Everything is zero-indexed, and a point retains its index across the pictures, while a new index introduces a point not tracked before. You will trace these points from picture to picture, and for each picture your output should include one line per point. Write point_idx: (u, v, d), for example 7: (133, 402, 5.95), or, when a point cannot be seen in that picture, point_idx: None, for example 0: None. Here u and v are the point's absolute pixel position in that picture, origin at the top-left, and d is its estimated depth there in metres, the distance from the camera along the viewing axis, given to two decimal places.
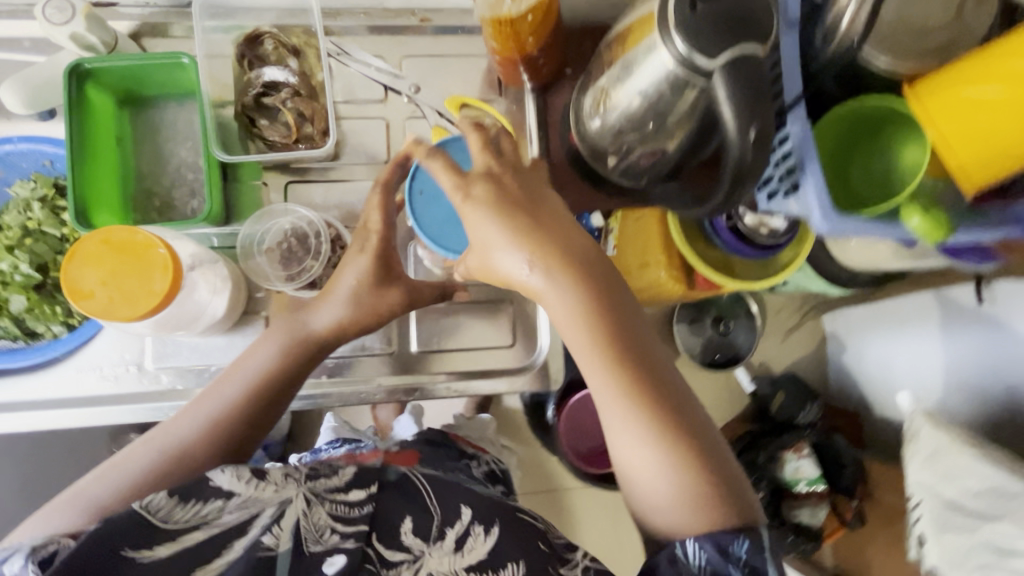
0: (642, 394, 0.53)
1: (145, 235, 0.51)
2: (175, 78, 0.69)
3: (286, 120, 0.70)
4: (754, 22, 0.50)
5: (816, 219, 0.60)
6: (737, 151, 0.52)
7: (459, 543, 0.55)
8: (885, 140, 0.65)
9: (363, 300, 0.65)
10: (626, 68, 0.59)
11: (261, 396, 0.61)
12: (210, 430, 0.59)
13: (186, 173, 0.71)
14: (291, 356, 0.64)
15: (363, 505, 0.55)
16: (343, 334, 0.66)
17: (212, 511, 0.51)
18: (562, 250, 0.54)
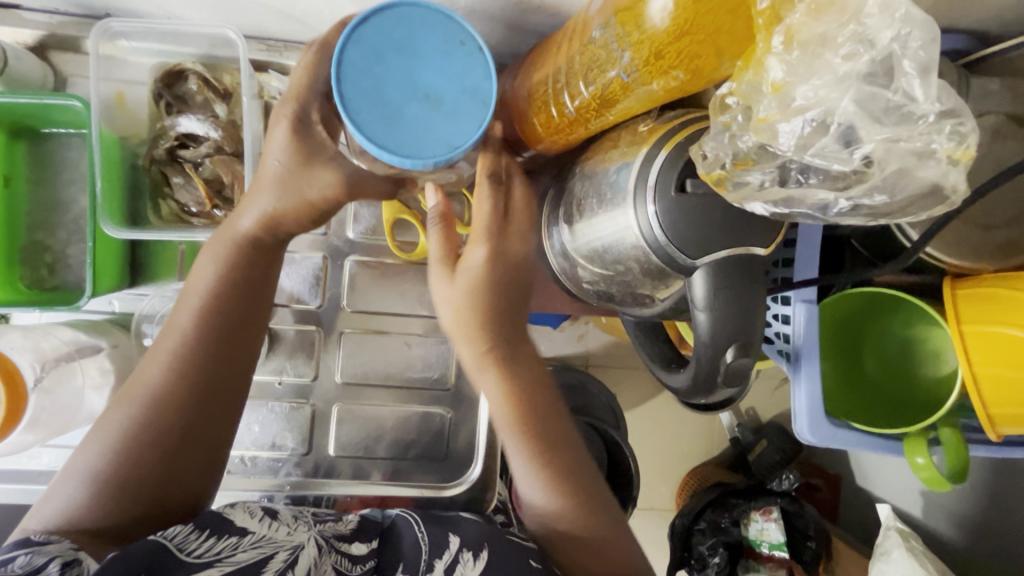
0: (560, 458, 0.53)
1: None
2: (74, 118, 0.58)
3: (199, 182, 0.59)
4: (759, 217, 0.38)
5: (800, 426, 0.49)
6: (707, 368, 0.41)
7: (447, 571, 0.50)
8: (896, 322, 0.55)
9: (315, 184, 0.48)
10: (598, 207, 0.47)
11: (211, 319, 0.48)
12: (174, 370, 0.46)
13: (86, 225, 0.61)
14: (239, 267, 0.49)
15: (365, 560, 0.53)
16: (284, 225, 0.50)
17: (226, 548, 0.45)
18: (506, 339, 0.53)
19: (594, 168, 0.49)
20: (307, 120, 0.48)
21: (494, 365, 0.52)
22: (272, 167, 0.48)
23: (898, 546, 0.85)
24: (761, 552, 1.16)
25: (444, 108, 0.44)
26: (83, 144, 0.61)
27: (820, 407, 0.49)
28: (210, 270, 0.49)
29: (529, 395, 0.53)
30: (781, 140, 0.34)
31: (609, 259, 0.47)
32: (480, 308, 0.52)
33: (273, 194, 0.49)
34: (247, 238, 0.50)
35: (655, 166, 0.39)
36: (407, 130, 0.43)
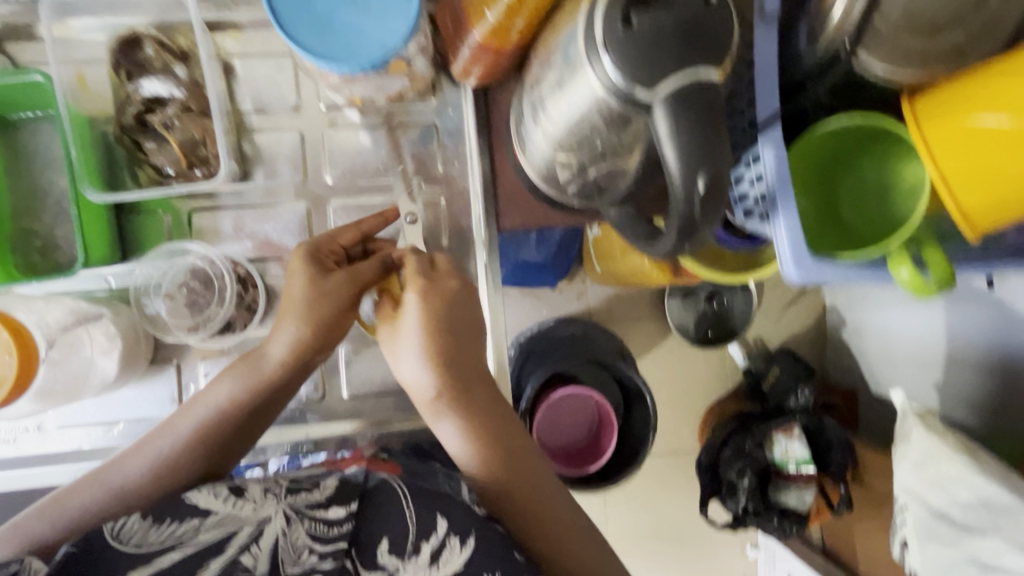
0: (528, 496, 0.55)
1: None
2: (40, 98, 0.59)
3: (172, 142, 0.60)
4: (708, 39, 0.39)
5: (788, 266, 0.50)
6: (684, 207, 0.42)
7: (433, 556, 0.48)
8: (869, 167, 0.56)
9: (314, 313, 0.58)
10: (562, 82, 0.48)
11: (205, 447, 0.56)
12: (156, 470, 0.54)
13: (69, 205, 0.62)
14: (248, 399, 0.58)
15: (342, 523, 0.50)
16: (293, 368, 0.59)
17: (188, 531, 0.48)
18: (462, 389, 0.58)
19: (551, 45, 0.50)
20: (331, 249, 0.61)
21: (449, 406, 0.57)
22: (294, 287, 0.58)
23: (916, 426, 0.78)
24: (790, 472, 1.15)
25: (367, 12, 0.49)
26: (51, 126, 0.62)
27: (803, 243, 0.50)
28: (220, 393, 0.57)
29: (484, 430, 0.56)
30: None
31: (581, 130, 0.49)
32: (435, 356, 0.57)
33: (288, 342, 0.58)
34: (254, 379, 0.58)
35: (600, 13, 0.41)
36: (338, 35, 0.49)
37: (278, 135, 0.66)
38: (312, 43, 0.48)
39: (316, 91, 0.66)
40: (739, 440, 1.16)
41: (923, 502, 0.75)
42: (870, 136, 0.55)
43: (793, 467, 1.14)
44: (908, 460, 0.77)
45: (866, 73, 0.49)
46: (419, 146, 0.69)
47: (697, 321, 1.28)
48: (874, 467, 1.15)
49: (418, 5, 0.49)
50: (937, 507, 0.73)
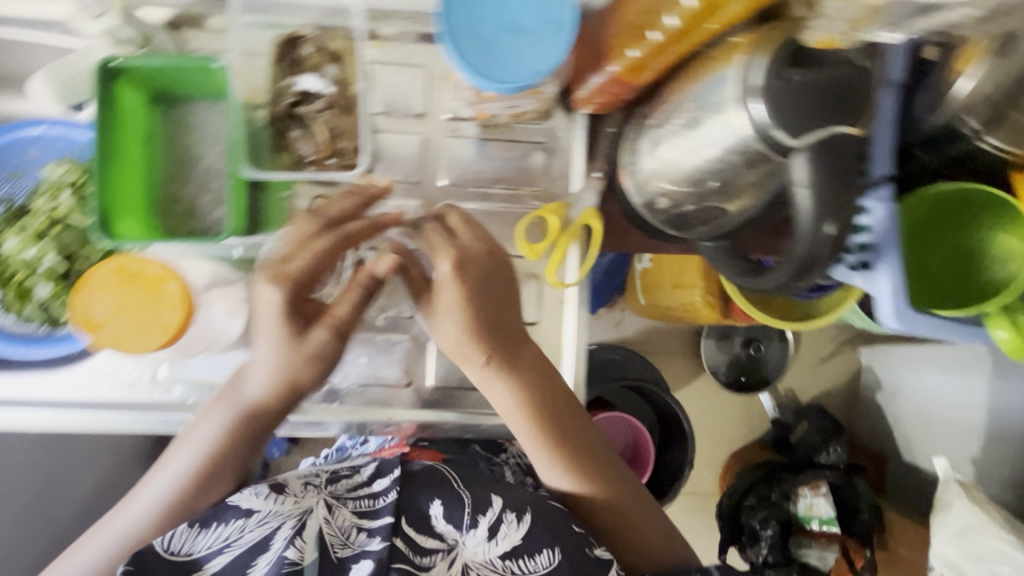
0: (581, 470, 0.68)
1: (157, 269, 0.59)
2: (208, 81, 0.65)
3: (317, 133, 0.66)
4: (855, 98, 0.43)
5: (887, 315, 0.53)
6: (809, 247, 0.45)
7: (491, 530, 0.64)
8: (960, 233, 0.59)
9: (293, 368, 0.60)
10: (694, 122, 0.55)
11: (210, 470, 0.63)
12: (174, 489, 0.62)
13: (213, 179, 0.68)
14: (245, 419, 0.63)
15: (387, 494, 0.66)
16: (282, 396, 0.62)
17: (235, 531, 0.60)
18: (524, 369, 0.66)
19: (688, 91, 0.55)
20: (303, 292, 0.60)
21: (496, 373, 0.65)
22: (278, 350, 0.60)
23: (960, 496, 0.88)
24: (813, 528, 1.18)
25: (525, 40, 0.55)
26: (209, 106, 0.69)
27: (904, 297, 0.53)
28: (208, 432, 0.63)
29: (537, 399, 0.66)
30: None
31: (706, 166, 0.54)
32: (476, 331, 0.63)
33: (271, 370, 0.61)
34: (260, 396, 0.62)
35: (756, 64, 0.45)
36: (498, 57, 0.55)
37: (402, 138, 0.72)
38: (476, 63, 0.55)
39: (444, 103, 0.72)
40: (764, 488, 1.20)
41: None
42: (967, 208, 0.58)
43: (815, 525, 1.18)
44: None
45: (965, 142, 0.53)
46: (526, 162, 0.74)
47: (730, 364, 1.31)
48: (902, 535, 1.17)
49: (572, 38, 0.54)
50: None
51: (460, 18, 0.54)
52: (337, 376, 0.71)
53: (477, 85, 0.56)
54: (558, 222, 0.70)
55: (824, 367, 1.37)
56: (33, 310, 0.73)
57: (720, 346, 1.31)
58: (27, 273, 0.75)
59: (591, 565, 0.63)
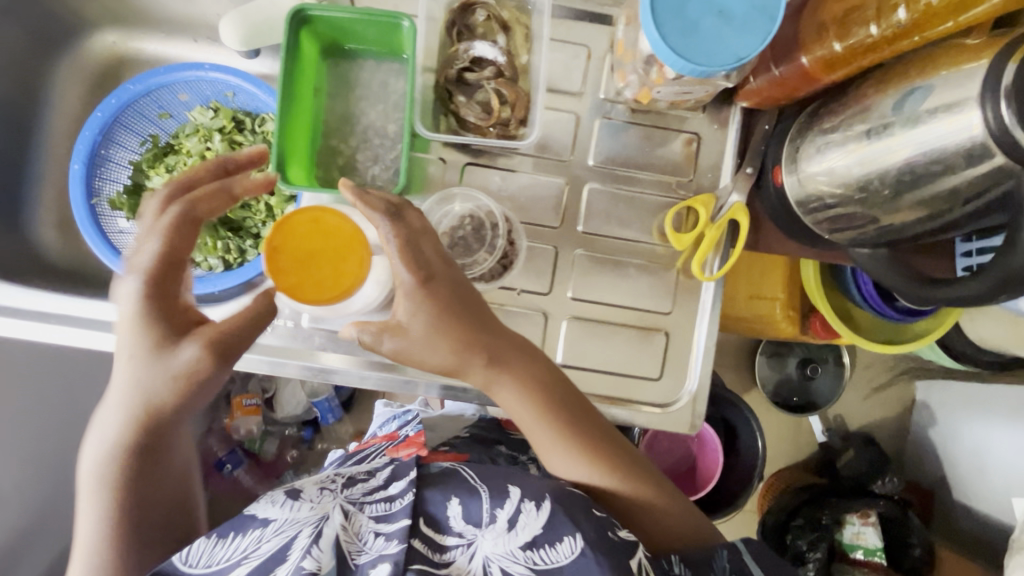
0: (595, 460, 0.64)
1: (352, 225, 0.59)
2: (383, 39, 0.66)
3: (484, 100, 0.67)
4: None
5: None
6: None
7: (512, 522, 0.60)
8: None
9: (154, 386, 0.52)
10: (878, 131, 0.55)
11: (117, 501, 0.55)
12: (102, 529, 0.55)
13: (373, 136, 0.69)
14: (143, 426, 0.54)
15: (402, 496, 0.63)
16: (160, 413, 0.53)
17: (252, 542, 0.57)
18: (497, 351, 0.61)
19: (888, 93, 0.54)
20: (171, 301, 0.52)
21: (488, 363, 0.61)
22: (146, 367, 0.51)
23: None
24: (857, 557, 1.18)
25: (732, 23, 0.54)
26: (374, 64, 0.69)
27: None
28: (112, 421, 0.54)
29: (534, 389, 0.62)
30: None
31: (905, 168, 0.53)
32: (450, 318, 0.58)
33: (134, 387, 0.52)
34: (121, 439, 0.54)
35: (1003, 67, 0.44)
36: (702, 39, 0.54)
37: (556, 113, 0.72)
38: (678, 42, 0.54)
39: (600, 83, 0.72)
40: (816, 511, 1.21)
41: None
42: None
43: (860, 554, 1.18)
44: None
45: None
46: (674, 150, 0.73)
47: (780, 383, 1.31)
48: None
49: (781, 26, 0.53)
50: None
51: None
52: None
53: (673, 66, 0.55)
54: (707, 214, 0.70)
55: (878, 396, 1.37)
56: None
57: (774, 364, 1.30)
58: None
59: (617, 550, 0.58)
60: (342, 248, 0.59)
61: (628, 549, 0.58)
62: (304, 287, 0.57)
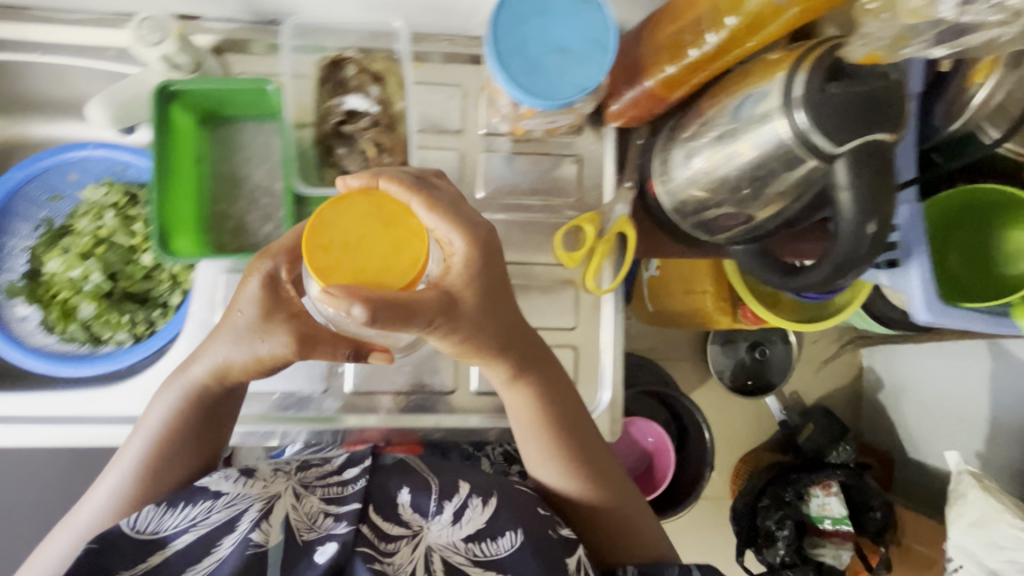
0: (584, 464, 0.67)
1: (419, 223, 0.51)
2: (257, 102, 0.68)
3: (364, 149, 0.69)
4: (893, 106, 0.46)
5: (917, 307, 0.57)
6: (851, 246, 0.49)
7: (457, 515, 0.62)
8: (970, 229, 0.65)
9: (235, 354, 0.56)
10: (724, 137, 0.58)
11: (165, 446, 0.61)
12: (142, 467, 0.60)
13: (262, 196, 0.70)
14: (193, 405, 0.60)
15: (356, 482, 0.62)
16: (225, 377, 0.58)
17: (201, 513, 0.57)
18: (528, 356, 0.61)
19: (721, 105, 0.59)
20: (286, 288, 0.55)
21: (513, 375, 0.61)
22: (241, 333, 0.54)
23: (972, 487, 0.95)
24: (824, 528, 1.22)
25: (571, 58, 0.58)
26: (254, 127, 0.71)
27: (933, 289, 0.56)
28: (197, 366, 0.59)
29: (552, 396, 0.64)
30: (941, 10, 0.44)
31: (745, 170, 0.57)
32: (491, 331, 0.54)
33: (219, 357, 0.57)
34: (195, 379, 0.59)
35: (800, 78, 0.48)
36: (547, 77, 0.58)
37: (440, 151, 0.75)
38: (525, 82, 0.58)
39: (479, 119, 0.75)
40: (779, 487, 1.21)
41: None
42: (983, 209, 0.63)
43: (827, 524, 1.21)
44: None
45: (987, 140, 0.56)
46: (559, 173, 0.77)
47: (735, 369, 1.34)
48: (917, 532, 1.18)
49: (615, 56, 0.58)
50: None
51: (507, 42, 0.57)
52: (384, 384, 0.72)
53: (525, 103, 0.59)
54: (594, 230, 0.73)
55: (829, 368, 1.39)
56: (76, 329, 0.75)
57: (725, 349, 1.33)
58: (70, 293, 0.77)
59: (556, 549, 0.61)
60: (395, 241, 0.50)
61: (565, 548, 0.62)
62: (342, 279, 0.49)
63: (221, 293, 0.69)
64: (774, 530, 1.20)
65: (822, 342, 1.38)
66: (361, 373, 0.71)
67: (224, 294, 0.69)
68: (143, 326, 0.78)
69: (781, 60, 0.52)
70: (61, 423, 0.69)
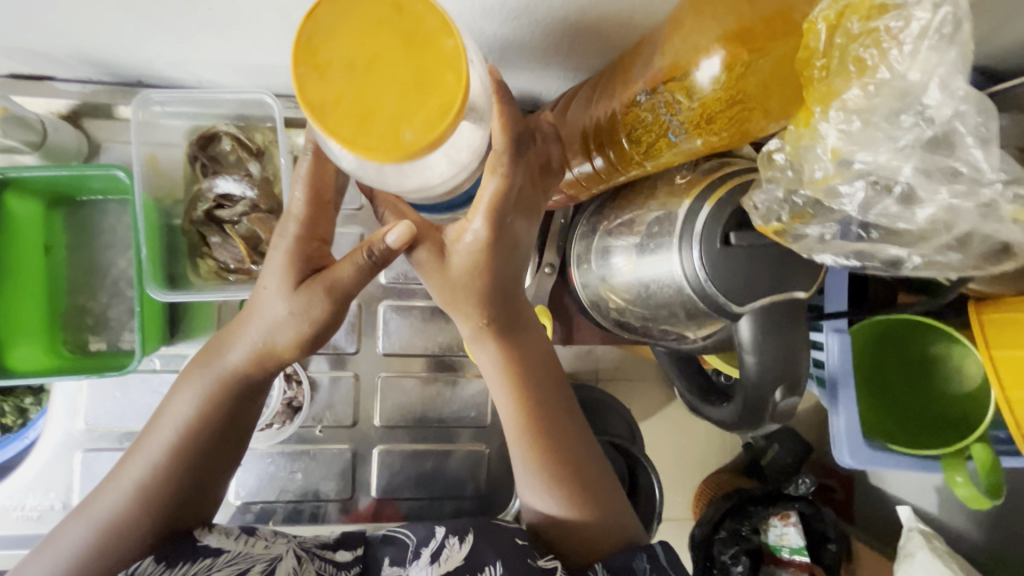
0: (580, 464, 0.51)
1: (456, 43, 0.31)
2: (115, 183, 0.60)
3: (239, 238, 0.60)
4: (799, 264, 0.39)
5: (842, 450, 0.51)
6: (755, 404, 0.43)
7: (434, 556, 0.49)
8: (904, 347, 0.57)
9: (279, 325, 0.43)
10: (638, 251, 0.50)
11: (188, 458, 0.45)
12: (157, 476, 0.44)
13: (126, 287, 0.62)
14: (219, 403, 0.46)
15: (351, 566, 0.50)
16: (265, 365, 0.46)
17: (199, 573, 0.42)
18: (504, 314, 0.49)
19: (637, 214, 0.51)
20: (313, 242, 0.44)
21: (494, 336, 0.49)
22: (273, 306, 0.43)
23: (922, 547, 0.73)
24: (780, 556, 0.89)
25: None
26: (119, 207, 0.62)
27: (860, 433, 0.50)
28: (233, 353, 0.46)
29: (534, 365, 0.51)
30: (844, 197, 0.38)
31: (653, 294, 0.49)
32: (478, 282, 0.45)
33: (280, 334, 0.44)
34: (234, 369, 0.46)
35: (699, 218, 0.41)
36: None
37: (340, 233, 0.68)
38: None
39: None
40: (734, 521, 0.88)
41: None
42: (909, 328, 0.55)
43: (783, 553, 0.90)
44: None
45: (944, 282, 0.47)
46: None
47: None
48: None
49: None
50: None
51: None
52: (271, 493, 0.66)
53: None
54: None
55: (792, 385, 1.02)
56: None
57: None
58: None
59: None
60: (417, 64, 0.30)
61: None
62: (340, 115, 0.30)
63: (83, 398, 0.63)
64: (730, 566, 0.86)
65: None
66: (247, 482, 0.65)
67: (88, 400, 0.62)
68: None
69: (690, 185, 0.44)
70: None
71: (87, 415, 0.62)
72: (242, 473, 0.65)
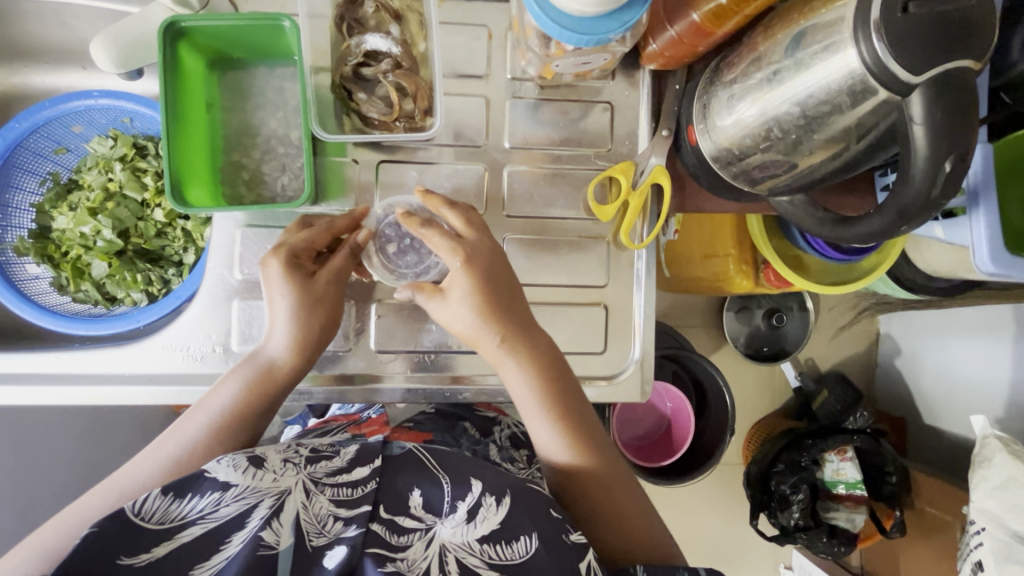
0: (583, 432, 0.63)
1: None
2: (271, 42, 0.64)
3: (385, 95, 0.64)
4: (972, 33, 0.42)
5: (982, 257, 0.55)
6: (922, 183, 0.45)
7: (470, 513, 0.54)
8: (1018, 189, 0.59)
9: (303, 317, 0.59)
10: (775, 77, 0.53)
11: (238, 416, 0.58)
12: (225, 422, 0.58)
13: (277, 145, 0.66)
14: (256, 390, 0.59)
15: (366, 483, 0.55)
16: (296, 351, 0.60)
17: (210, 505, 0.47)
18: (522, 331, 0.61)
19: (776, 40, 0.54)
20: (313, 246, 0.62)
21: (512, 357, 0.61)
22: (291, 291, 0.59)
23: (1000, 451, 0.85)
24: (838, 492, 1.11)
25: None
26: (267, 72, 0.67)
27: (1000, 240, 0.54)
28: (276, 342, 0.60)
29: (548, 366, 0.62)
30: None
31: (804, 108, 0.52)
32: (489, 302, 0.60)
33: (289, 323, 0.59)
34: (277, 358, 0.60)
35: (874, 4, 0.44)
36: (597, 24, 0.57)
37: (465, 101, 0.71)
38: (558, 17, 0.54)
39: (504, 62, 0.71)
40: (793, 454, 1.09)
41: (1003, 525, 0.82)
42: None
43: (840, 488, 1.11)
44: (988, 485, 0.85)
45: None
46: (589, 121, 0.72)
47: (750, 337, 1.20)
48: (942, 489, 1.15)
49: None
50: (1017, 530, 0.81)
51: None
52: (405, 343, 0.68)
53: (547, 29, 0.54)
54: (627, 182, 0.69)
55: (843, 337, 1.26)
56: (89, 288, 0.73)
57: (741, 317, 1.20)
58: (80, 251, 0.74)
59: (568, 553, 0.51)
60: None
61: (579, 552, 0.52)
62: None
63: (238, 249, 0.67)
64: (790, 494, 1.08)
65: (838, 307, 1.26)
66: (384, 332, 0.68)
67: (243, 250, 0.66)
68: (157, 284, 0.75)
69: None
70: (72, 380, 0.65)
71: (242, 265, 0.66)
72: (380, 323, 0.68)
